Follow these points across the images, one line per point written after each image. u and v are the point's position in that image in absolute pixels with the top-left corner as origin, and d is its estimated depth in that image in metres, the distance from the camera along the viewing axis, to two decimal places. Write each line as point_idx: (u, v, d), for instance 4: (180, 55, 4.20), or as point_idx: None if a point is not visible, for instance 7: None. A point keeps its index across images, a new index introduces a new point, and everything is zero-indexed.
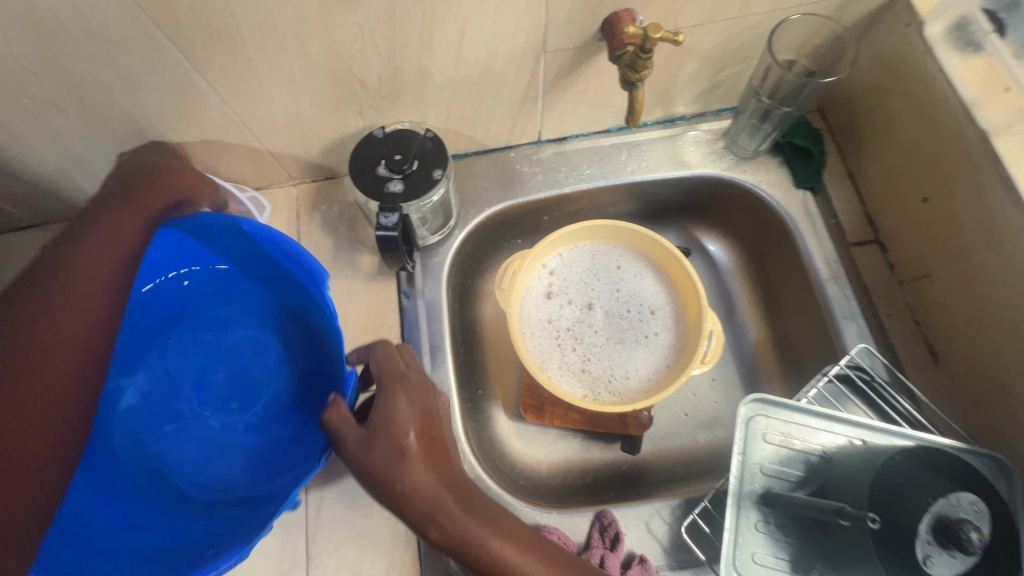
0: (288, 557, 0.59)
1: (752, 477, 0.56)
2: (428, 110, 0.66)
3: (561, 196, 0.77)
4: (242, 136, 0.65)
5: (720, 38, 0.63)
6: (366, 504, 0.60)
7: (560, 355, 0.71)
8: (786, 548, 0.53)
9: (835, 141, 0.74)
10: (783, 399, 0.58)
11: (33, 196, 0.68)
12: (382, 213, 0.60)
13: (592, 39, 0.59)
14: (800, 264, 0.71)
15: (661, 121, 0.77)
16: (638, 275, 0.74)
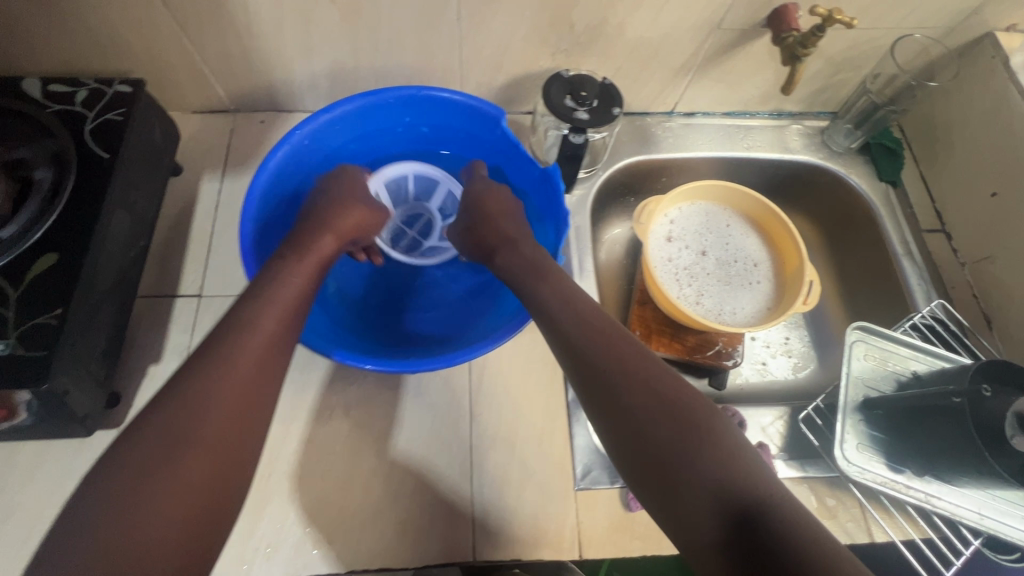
0: (455, 413, 0.67)
1: (856, 387, 0.68)
2: (605, 63, 0.79)
3: (684, 160, 0.90)
4: (449, 57, 0.76)
5: (849, 45, 0.78)
6: (524, 376, 0.70)
7: (679, 289, 0.83)
8: (883, 444, 0.65)
9: (913, 149, 0.89)
10: (881, 331, 0.71)
11: (247, 79, 0.77)
12: (571, 133, 0.72)
13: (758, 26, 0.73)
14: (879, 242, 0.85)
15: (772, 113, 0.92)
16: (744, 235, 0.87)
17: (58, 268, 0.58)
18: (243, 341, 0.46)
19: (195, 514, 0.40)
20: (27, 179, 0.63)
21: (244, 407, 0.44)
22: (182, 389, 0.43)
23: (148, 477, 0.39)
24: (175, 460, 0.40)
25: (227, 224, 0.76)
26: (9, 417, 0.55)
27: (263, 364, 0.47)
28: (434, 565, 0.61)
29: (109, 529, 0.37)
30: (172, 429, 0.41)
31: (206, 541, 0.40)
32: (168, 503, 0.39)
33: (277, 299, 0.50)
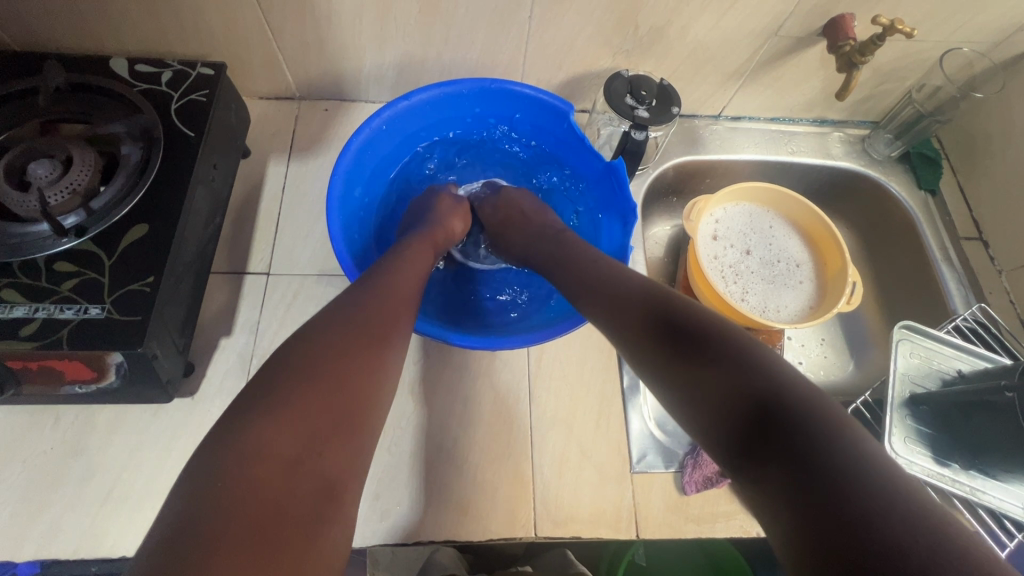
0: (515, 393, 0.70)
1: (902, 384, 0.70)
2: (662, 65, 0.82)
3: (729, 163, 0.92)
4: (515, 53, 0.79)
5: (898, 56, 0.81)
6: (579, 362, 0.72)
7: (724, 286, 0.86)
8: (930, 439, 0.67)
9: (950, 160, 0.92)
10: (926, 330, 0.72)
11: (318, 67, 0.80)
12: (633, 130, 0.75)
13: (813, 34, 0.76)
14: (918, 248, 0.87)
15: (814, 121, 0.95)
16: (786, 236, 0.89)
17: (150, 238, 0.60)
18: (374, 302, 0.51)
19: (347, 438, 0.42)
20: (115, 153, 0.65)
21: (380, 351, 0.47)
22: (327, 330, 0.47)
23: (307, 395, 0.41)
24: (329, 385, 0.43)
25: (293, 205, 0.79)
26: (99, 378, 0.58)
27: (394, 321, 0.51)
28: (495, 540, 0.63)
29: (277, 431, 0.39)
30: (324, 358, 0.44)
31: (352, 467, 0.41)
32: (324, 421, 0.41)
33: (402, 272, 0.57)
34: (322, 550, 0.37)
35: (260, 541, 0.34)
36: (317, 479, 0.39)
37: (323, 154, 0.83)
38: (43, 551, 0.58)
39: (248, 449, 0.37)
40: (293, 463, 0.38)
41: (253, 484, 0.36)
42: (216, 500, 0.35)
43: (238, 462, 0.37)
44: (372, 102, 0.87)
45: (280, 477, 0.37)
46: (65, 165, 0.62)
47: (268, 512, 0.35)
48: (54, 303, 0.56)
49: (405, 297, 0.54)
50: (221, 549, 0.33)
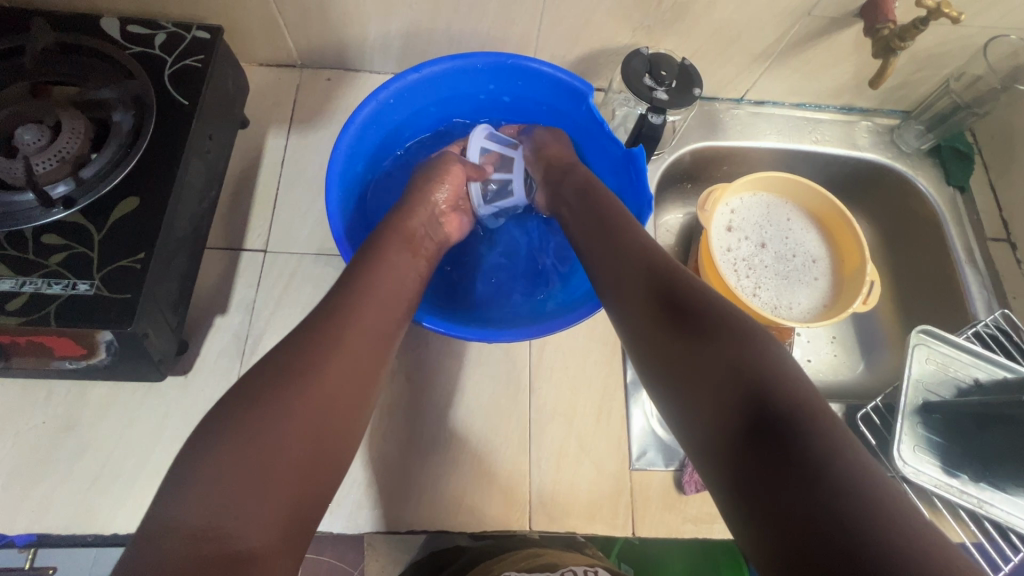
0: (514, 382, 0.69)
1: (915, 390, 0.67)
2: (684, 42, 0.77)
3: (749, 150, 0.88)
4: (529, 25, 0.74)
5: (939, 41, 0.76)
6: (583, 354, 0.71)
7: (736, 280, 0.83)
8: (940, 447, 0.65)
9: (984, 156, 0.88)
10: (945, 335, 0.69)
11: (321, 34, 0.76)
12: (650, 113, 0.71)
13: (850, 14, 0.71)
14: (940, 248, 0.83)
15: (842, 108, 0.90)
16: (804, 230, 0.86)
17: (142, 211, 0.58)
18: (327, 330, 0.45)
19: (282, 493, 0.37)
20: (106, 120, 0.62)
21: (326, 392, 0.42)
22: (270, 371, 0.42)
23: (236, 449, 0.37)
24: (255, 441, 0.38)
25: (292, 180, 0.76)
26: (89, 356, 0.57)
27: (348, 348, 0.45)
28: (488, 531, 0.62)
29: (190, 498, 0.35)
30: (257, 404, 0.39)
31: (286, 529, 0.37)
32: (249, 480, 0.36)
33: (375, 285, 0.50)
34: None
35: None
36: (241, 544, 0.35)
37: (325, 126, 0.79)
38: (36, 524, 0.58)
39: (161, 524, 0.34)
40: (211, 529, 0.34)
41: (162, 564, 0.32)
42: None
43: (153, 540, 0.34)
44: (377, 72, 0.83)
45: (193, 547, 0.34)
46: (54, 131, 0.59)
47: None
48: (42, 277, 0.54)
49: (370, 314, 0.48)
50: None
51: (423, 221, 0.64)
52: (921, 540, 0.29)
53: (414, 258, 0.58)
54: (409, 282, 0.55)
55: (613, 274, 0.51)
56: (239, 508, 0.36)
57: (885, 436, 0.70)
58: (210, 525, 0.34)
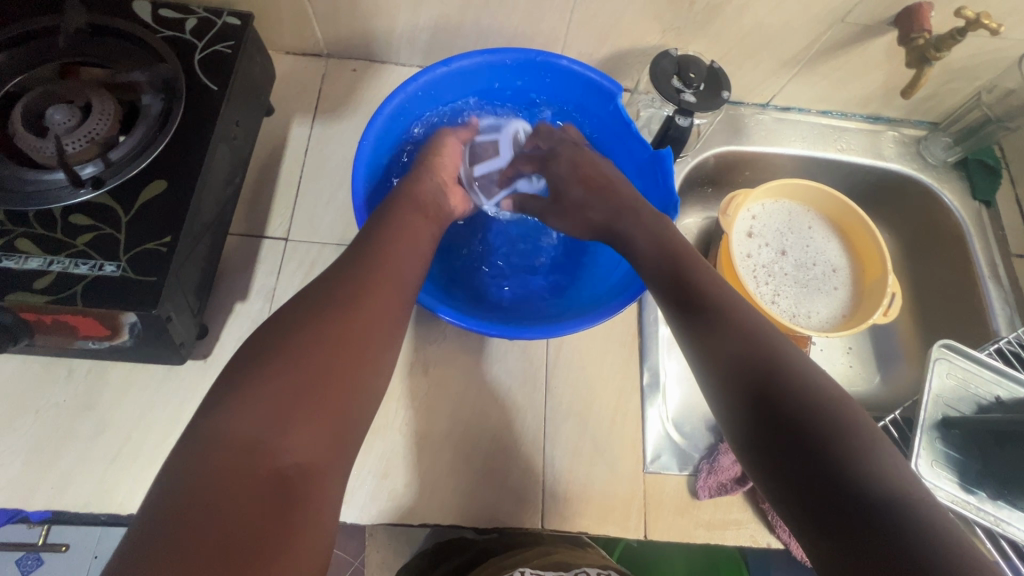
0: (530, 379, 0.69)
1: (935, 404, 0.67)
2: (713, 44, 0.76)
3: (773, 156, 0.87)
4: (558, 22, 0.74)
5: (972, 53, 0.75)
6: (599, 354, 0.70)
7: (756, 286, 0.82)
8: (958, 464, 0.64)
9: (1012, 171, 0.86)
10: (968, 350, 0.68)
11: (350, 25, 0.76)
12: (677, 115, 0.70)
13: (884, 22, 0.70)
14: (964, 263, 0.82)
15: (868, 117, 0.89)
16: (824, 238, 0.85)
17: (168, 195, 0.58)
18: (356, 275, 0.47)
19: (315, 420, 0.39)
20: (135, 102, 0.62)
21: (361, 331, 0.44)
22: (303, 309, 0.44)
23: (277, 373, 0.39)
24: (295, 365, 0.40)
25: (315, 168, 0.76)
26: (113, 337, 0.57)
27: (376, 292, 0.47)
28: (500, 528, 0.62)
29: (237, 414, 0.37)
30: (294, 336, 0.42)
31: (328, 448, 0.39)
32: (287, 402, 0.38)
33: (397, 240, 0.53)
34: (295, 539, 0.34)
35: (220, 530, 0.32)
36: (280, 458, 0.36)
37: (349, 116, 0.79)
38: (54, 502, 0.58)
39: (211, 432, 0.36)
40: (254, 445, 0.36)
41: (211, 471, 0.34)
42: (180, 485, 0.33)
43: (202, 447, 0.35)
44: (403, 63, 0.83)
45: (236, 458, 0.35)
46: (84, 112, 0.59)
47: (230, 500, 0.33)
48: (69, 257, 0.54)
49: (393, 268, 0.50)
50: (179, 535, 0.31)
51: (433, 187, 0.64)
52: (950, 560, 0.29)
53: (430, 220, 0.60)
54: (426, 241, 0.57)
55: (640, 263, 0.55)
56: (283, 424, 0.37)
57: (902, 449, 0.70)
58: (257, 439, 0.36)
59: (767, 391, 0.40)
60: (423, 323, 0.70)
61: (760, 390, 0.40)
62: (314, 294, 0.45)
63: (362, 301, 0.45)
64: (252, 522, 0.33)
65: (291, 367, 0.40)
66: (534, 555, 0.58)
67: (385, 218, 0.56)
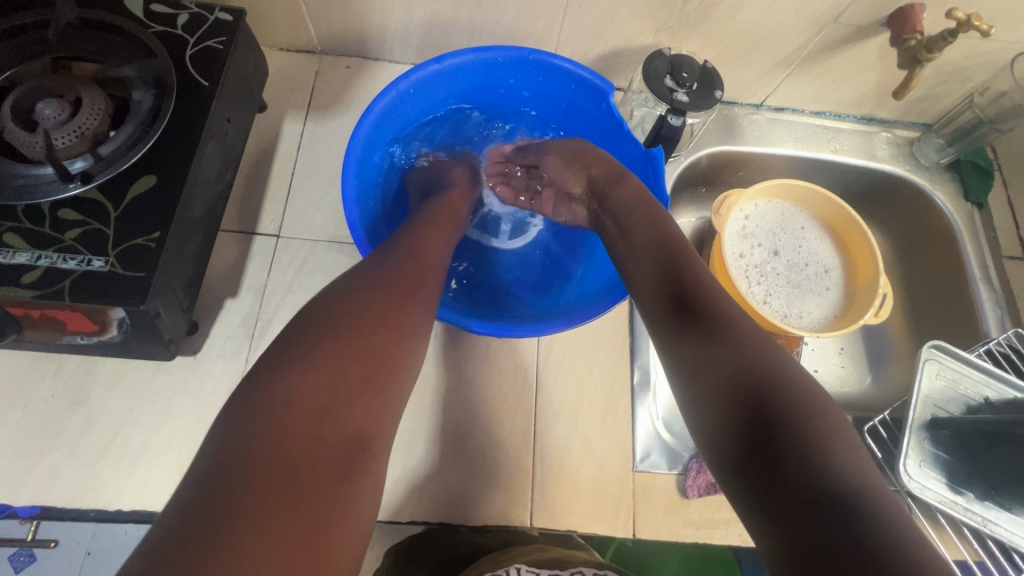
0: (521, 377, 0.69)
1: (924, 405, 0.67)
2: (706, 44, 0.76)
3: (766, 156, 0.87)
4: (552, 21, 0.74)
5: (964, 54, 0.75)
6: (590, 353, 0.70)
7: (747, 286, 0.82)
8: (947, 464, 0.65)
9: (1004, 172, 0.87)
10: (957, 351, 0.68)
11: (343, 22, 0.75)
12: (670, 114, 0.70)
13: (877, 23, 0.70)
14: (955, 264, 0.82)
15: (862, 118, 0.89)
16: (817, 239, 0.85)
17: (158, 190, 0.58)
18: (399, 263, 0.49)
19: (375, 396, 0.40)
20: (126, 97, 0.62)
21: (409, 315, 0.45)
22: (357, 288, 0.45)
23: (341, 345, 0.40)
24: (360, 339, 0.41)
25: (308, 165, 0.76)
26: (101, 332, 0.57)
27: (428, 282, 0.50)
28: (488, 525, 0.62)
29: (311, 379, 0.38)
30: (356, 311, 0.43)
31: (382, 420, 0.40)
32: (354, 374, 0.39)
33: (435, 239, 0.56)
34: (358, 504, 0.35)
35: (292, 494, 0.33)
36: (350, 429, 0.37)
37: (342, 113, 0.79)
38: (42, 497, 0.58)
39: (272, 401, 0.36)
40: (325, 414, 0.37)
41: (287, 434, 0.35)
42: (257, 446, 0.34)
43: (263, 416, 0.36)
44: (397, 60, 0.83)
45: (313, 423, 0.36)
46: (74, 107, 0.59)
47: (299, 466, 0.34)
48: (57, 252, 0.54)
49: (433, 264, 0.52)
50: (259, 495, 0.32)
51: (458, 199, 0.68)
52: (925, 561, 0.30)
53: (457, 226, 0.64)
54: (450, 239, 0.60)
55: (628, 262, 0.54)
56: (353, 395, 0.39)
57: (891, 449, 0.70)
58: (329, 408, 0.37)
59: (758, 386, 0.39)
60: None
61: (752, 384, 0.39)
62: (368, 275, 0.47)
63: (412, 289, 0.48)
64: (320, 487, 0.34)
65: (356, 340, 0.41)
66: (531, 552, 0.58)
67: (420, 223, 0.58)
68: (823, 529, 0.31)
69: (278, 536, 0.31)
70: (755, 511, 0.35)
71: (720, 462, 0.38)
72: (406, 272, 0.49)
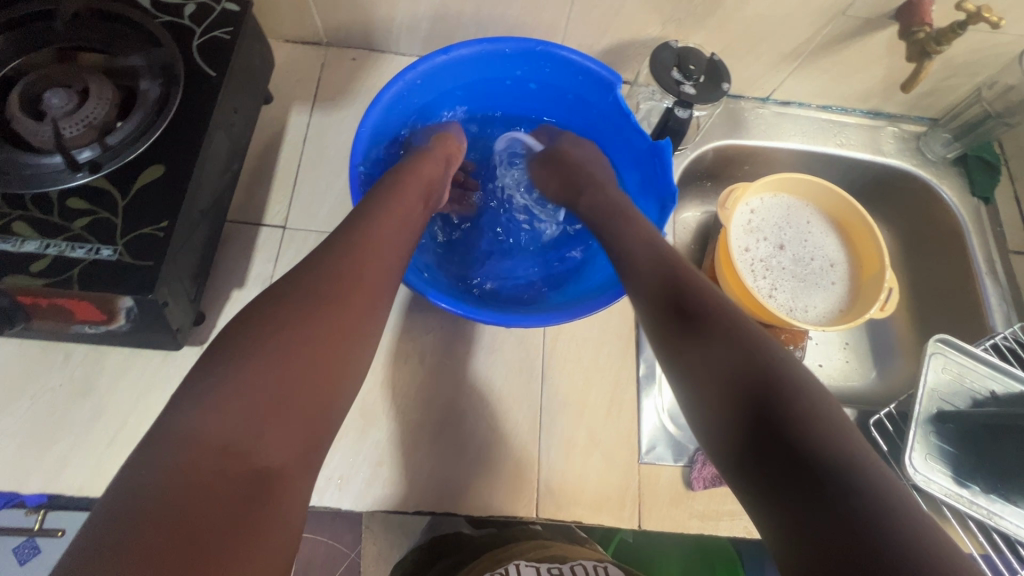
0: (527, 369, 0.69)
1: (930, 399, 0.67)
2: (714, 36, 0.76)
3: (772, 150, 0.87)
4: (559, 13, 0.74)
5: (973, 48, 0.75)
6: (596, 345, 0.70)
7: (753, 280, 0.82)
8: (952, 458, 0.65)
9: (1010, 168, 0.86)
10: (963, 345, 0.68)
11: (349, 13, 0.75)
12: (677, 107, 0.70)
13: (885, 16, 0.70)
14: (962, 259, 0.82)
15: (868, 112, 0.89)
16: (823, 233, 0.85)
17: (166, 180, 0.58)
18: (337, 267, 0.46)
19: (291, 421, 0.38)
20: (133, 87, 0.62)
21: (341, 330, 0.43)
22: (278, 302, 0.42)
23: (255, 368, 0.38)
24: (273, 361, 0.39)
25: (314, 157, 0.76)
26: (109, 321, 0.57)
27: (360, 283, 0.46)
28: (494, 516, 0.62)
29: (211, 410, 0.36)
30: (274, 330, 0.40)
31: (301, 451, 0.38)
32: (264, 400, 0.37)
33: (385, 231, 0.52)
34: (269, 541, 0.34)
35: (188, 538, 0.31)
36: (257, 461, 0.35)
37: (348, 105, 0.79)
38: (50, 485, 0.59)
39: (180, 437, 0.34)
40: (229, 447, 0.35)
41: (184, 473, 0.33)
42: (148, 488, 0.32)
43: (174, 451, 0.34)
44: (403, 53, 0.83)
45: (212, 458, 0.34)
46: (81, 96, 0.59)
47: (193, 509, 0.32)
48: (66, 241, 0.54)
49: (375, 261, 0.49)
50: (152, 543, 0.30)
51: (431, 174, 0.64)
52: (939, 544, 0.30)
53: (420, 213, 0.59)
54: (414, 230, 0.57)
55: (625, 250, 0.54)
56: (258, 422, 0.36)
57: (896, 443, 0.70)
58: (232, 440, 0.35)
59: (769, 384, 0.38)
60: (420, 311, 0.70)
61: (764, 384, 0.39)
62: (291, 287, 0.44)
63: (345, 294, 0.45)
64: (218, 529, 0.32)
65: (265, 363, 0.38)
66: (531, 550, 0.57)
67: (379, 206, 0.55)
68: (843, 533, 0.31)
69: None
70: (767, 508, 0.35)
71: (729, 452, 0.38)
72: (349, 276, 0.46)
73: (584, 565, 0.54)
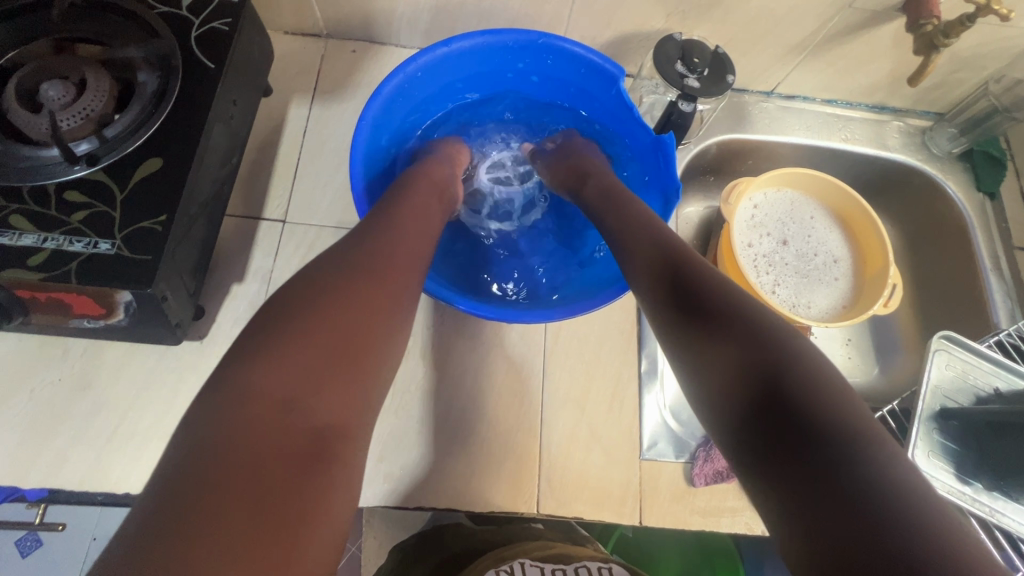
0: (526, 366, 0.68)
1: (933, 396, 0.66)
2: (717, 30, 0.76)
3: (776, 144, 0.86)
4: (561, 5, 0.73)
5: (982, 41, 0.73)
6: (597, 341, 0.70)
7: (756, 275, 0.81)
8: (956, 454, 0.64)
9: (1016, 163, 0.86)
10: (968, 341, 0.68)
11: (349, 6, 0.74)
12: (681, 101, 0.69)
13: (892, 9, 0.69)
14: (967, 254, 0.81)
15: (874, 107, 0.88)
16: (827, 229, 0.85)
17: (165, 173, 0.57)
18: (375, 247, 0.47)
19: (344, 385, 0.38)
20: (131, 79, 0.61)
21: (384, 292, 0.44)
22: (318, 275, 0.43)
23: (301, 337, 0.39)
24: (321, 325, 0.40)
25: (314, 151, 0.75)
26: (108, 316, 0.57)
27: (394, 263, 0.47)
28: (496, 511, 0.62)
29: (268, 370, 0.36)
30: (317, 304, 0.41)
31: (355, 410, 0.39)
32: (316, 367, 0.38)
33: (407, 218, 0.53)
34: (327, 497, 0.34)
35: (256, 487, 0.32)
36: (321, 419, 0.36)
37: (348, 98, 0.78)
38: (49, 480, 0.58)
39: (242, 391, 0.35)
40: (285, 406, 0.35)
41: (245, 428, 0.33)
42: (188, 454, 0.32)
43: (233, 405, 0.34)
44: (403, 45, 0.82)
45: (273, 417, 0.34)
46: (79, 88, 0.58)
47: (263, 464, 0.32)
48: (63, 235, 0.54)
49: (404, 242, 0.50)
50: (218, 492, 0.31)
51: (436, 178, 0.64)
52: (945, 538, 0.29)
53: (435, 202, 0.60)
54: (433, 221, 0.57)
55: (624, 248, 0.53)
56: (312, 385, 0.37)
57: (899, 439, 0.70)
58: (289, 399, 0.36)
59: (777, 377, 0.37)
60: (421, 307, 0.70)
61: (768, 376, 0.37)
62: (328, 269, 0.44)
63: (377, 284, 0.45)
64: (283, 487, 0.32)
65: (309, 331, 0.39)
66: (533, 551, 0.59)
67: (386, 207, 0.54)
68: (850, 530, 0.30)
69: (241, 535, 0.30)
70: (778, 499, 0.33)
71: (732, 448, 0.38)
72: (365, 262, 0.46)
73: (588, 567, 0.56)
